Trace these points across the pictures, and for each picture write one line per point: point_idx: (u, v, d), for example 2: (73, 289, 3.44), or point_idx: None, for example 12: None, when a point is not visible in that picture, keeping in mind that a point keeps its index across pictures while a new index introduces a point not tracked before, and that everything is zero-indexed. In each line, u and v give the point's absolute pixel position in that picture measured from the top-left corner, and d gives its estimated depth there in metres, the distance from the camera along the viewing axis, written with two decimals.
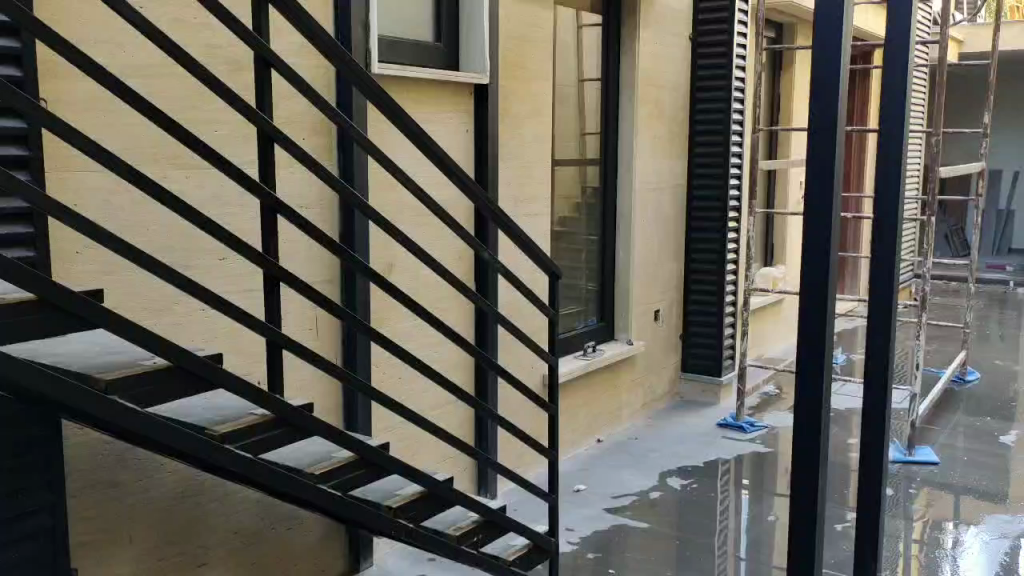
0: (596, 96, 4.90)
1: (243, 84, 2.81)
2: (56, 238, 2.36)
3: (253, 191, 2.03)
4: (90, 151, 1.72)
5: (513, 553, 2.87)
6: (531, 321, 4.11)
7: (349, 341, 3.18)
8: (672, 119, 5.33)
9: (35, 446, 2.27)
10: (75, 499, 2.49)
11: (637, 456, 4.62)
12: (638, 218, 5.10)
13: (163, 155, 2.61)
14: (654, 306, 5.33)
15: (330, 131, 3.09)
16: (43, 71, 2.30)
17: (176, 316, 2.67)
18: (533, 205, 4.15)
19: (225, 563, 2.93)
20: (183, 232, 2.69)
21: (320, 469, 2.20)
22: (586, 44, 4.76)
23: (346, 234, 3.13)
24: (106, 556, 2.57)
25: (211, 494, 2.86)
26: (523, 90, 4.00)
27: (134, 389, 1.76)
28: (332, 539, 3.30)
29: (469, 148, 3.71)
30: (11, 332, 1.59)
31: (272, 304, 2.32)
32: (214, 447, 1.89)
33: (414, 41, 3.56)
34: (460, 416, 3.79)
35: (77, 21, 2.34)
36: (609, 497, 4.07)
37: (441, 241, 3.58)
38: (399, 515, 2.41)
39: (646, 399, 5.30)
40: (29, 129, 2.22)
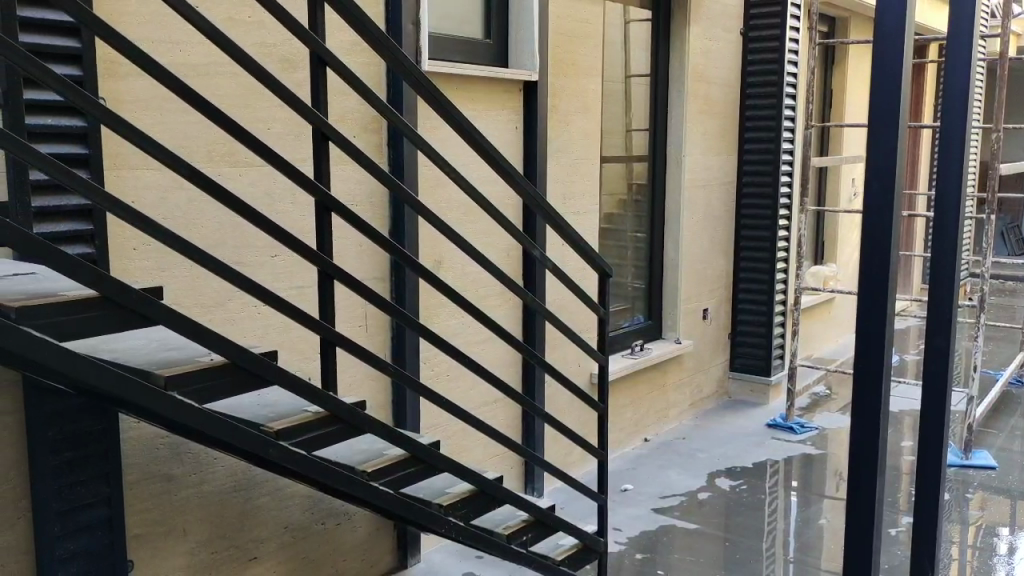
0: (645, 92, 4.86)
1: (297, 81, 2.83)
2: (114, 235, 2.40)
3: (309, 188, 2.04)
4: (151, 151, 1.74)
5: (563, 553, 2.87)
6: (579, 319, 4.10)
7: (399, 338, 3.20)
8: (721, 115, 5.27)
9: (93, 439, 2.31)
10: (131, 492, 2.52)
11: (685, 456, 4.57)
12: (686, 216, 5.05)
13: (218, 153, 2.64)
14: (702, 305, 5.28)
15: (381, 127, 3.10)
16: (102, 71, 2.34)
17: (230, 312, 2.70)
18: (582, 202, 4.13)
19: (276, 557, 2.96)
20: (237, 228, 2.72)
21: (373, 466, 2.21)
22: (634, 39, 4.72)
23: (397, 231, 3.14)
24: (160, 548, 2.60)
25: (263, 489, 2.89)
26: (572, 86, 3.98)
27: (193, 386, 1.78)
28: (380, 535, 3.32)
29: (518, 144, 3.70)
30: (75, 329, 1.61)
31: (326, 300, 2.33)
32: (271, 445, 1.91)
33: (464, 38, 3.56)
34: (507, 415, 3.79)
35: (135, 20, 2.38)
36: (656, 497, 4.04)
37: (490, 238, 3.58)
38: (450, 514, 2.41)
39: (693, 398, 5.25)
40: (89, 126, 2.26)
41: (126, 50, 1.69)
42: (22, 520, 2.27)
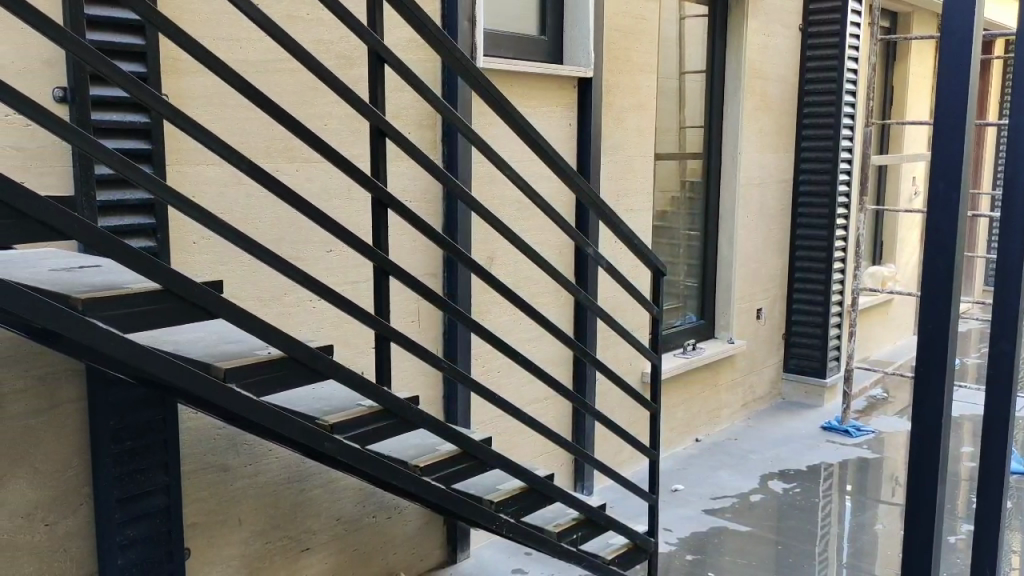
0: (700, 89, 4.81)
1: (353, 78, 2.85)
2: (175, 229, 2.45)
3: (366, 184, 2.05)
4: (212, 147, 1.76)
5: (613, 552, 2.85)
6: (631, 317, 4.07)
7: (451, 334, 3.21)
8: (779, 112, 5.19)
9: (153, 430, 2.36)
10: (188, 481, 2.57)
11: (737, 457, 4.52)
12: (741, 214, 4.99)
13: (276, 148, 2.67)
14: (756, 304, 5.21)
15: (436, 123, 3.11)
16: (166, 68, 2.39)
17: (286, 306, 2.73)
18: (636, 199, 4.10)
19: (328, 549, 2.99)
20: (294, 223, 2.75)
21: (424, 461, 2.22)
22: (689, 35, 4.67)
23: (450, 227, 3.15)
24: (215, 537, 2.64)
25: (316, 481, 2.93)
26: (627, 83, 3.95)
27: (251, 379, 1.80)
28: (430, 528, 3.35)
29: (571, 141, 3.69)
30: (136, 320, 1.64)
31: (381, 295, 2.35)
32: (325, 438, 1.93)
33: (519, 34, 3.56)
34: (557, 412, 3.78)
35: (198, 19, 2.42)
36: (708, 498, 4.00)
37: (543, 234, 3.58)
38: (500, 510, 2.41)
39: (746, 398, 5.19)
40: (151, 122, 2.30)
41: (189, 46, 1.71)
42: (84, 506, 2.33)
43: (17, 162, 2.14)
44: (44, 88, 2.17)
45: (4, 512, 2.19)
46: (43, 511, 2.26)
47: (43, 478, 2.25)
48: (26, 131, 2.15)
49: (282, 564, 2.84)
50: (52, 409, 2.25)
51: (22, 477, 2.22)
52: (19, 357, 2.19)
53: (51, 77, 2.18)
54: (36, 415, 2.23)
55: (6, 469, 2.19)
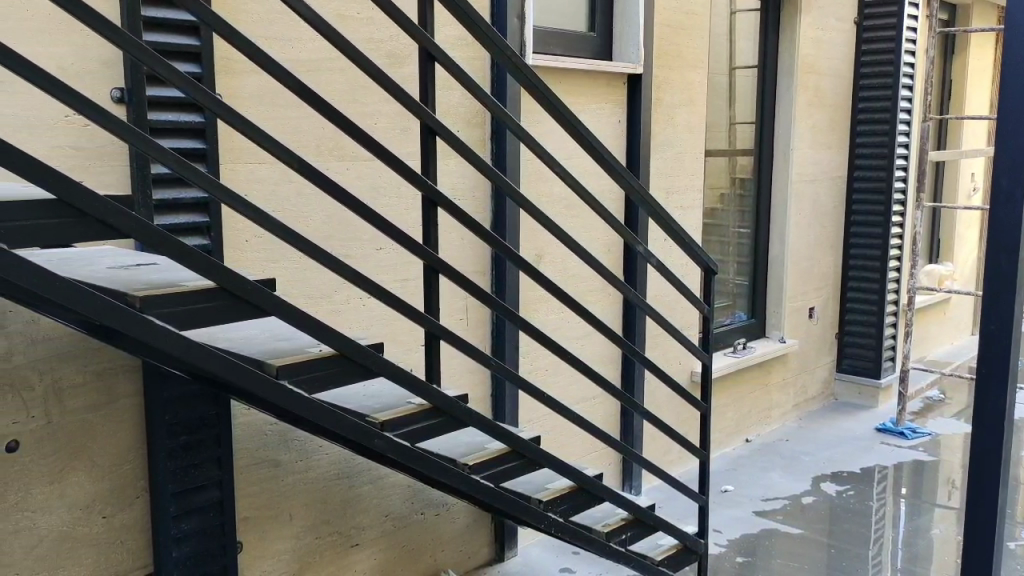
0: (751, 84, 4.75)
1: (404, 76, 2.87)
2: (230, 227, 2.48)
3: (416, 182, 2.05)
4: (266, 146, 1.78)
5: (661, 553, 2.83)
6: (681, 316, 4.02)
7: (499, 332, 3.21)
8: (833, 107, 5.10)
9: (207, 425, 2.40)
10: (240, 476, 2.60)
11: (788, 458, 4.45)
12: (793, 211, 4.91)
13: (327, 146, 2.69)
14: (808, 303, 5.12)
15: (485, 121, 3.11)
16: (221, 68, 2.42)
17: (337, 303, 2.75)
18: (686, 196, 4.05)
19: (377, 545, 3.01)
20: (344, 220, 2.77)
21: (473, 459, 2.22)
22: (740, 30, 4.61)
23: (498, 224, 3.15)
24: (267, 531, 2.68)
25: (366, 477, 2.95)
26: (678, 78, 3.91)
27: (303, 375, 1.82)
28: (477, 526, 3.35)
29: (620, 138, 3.66)
30: (195, 317, 1.66)
31: (432, 293, 2.35)
32: (375, 435, 1.94)
33: (568, 31, 3.54)
34: (605, 411, 3.76)
35: (253, 19, 2.45)
36: (759, 499, 3.94)
37: (592, 231, 3.56)
38: (549, 509, 2.41)
39: (798, 398, 5.11)
40: (206, 121, 2.33)
41: (243, 46, 1.73)
42: (139, 500, 2.38)
43: (77, 161, 2.19)
44: (104, 89, 2.21)
45: (63, 505, 2.24)
46: (101, 504, 2.31)
47: (102, 470, 2.30)
48: (86, 130, 2.20)
49: (332, 559, 2.87)
50: (110, 404, 2.30)
51: (81, 470, 2.26)
52: (78, 352, 2.24)
53: (110, 77, 2.22)
54: (94, 409, 2.27)
55: (66, 462, 2.24)
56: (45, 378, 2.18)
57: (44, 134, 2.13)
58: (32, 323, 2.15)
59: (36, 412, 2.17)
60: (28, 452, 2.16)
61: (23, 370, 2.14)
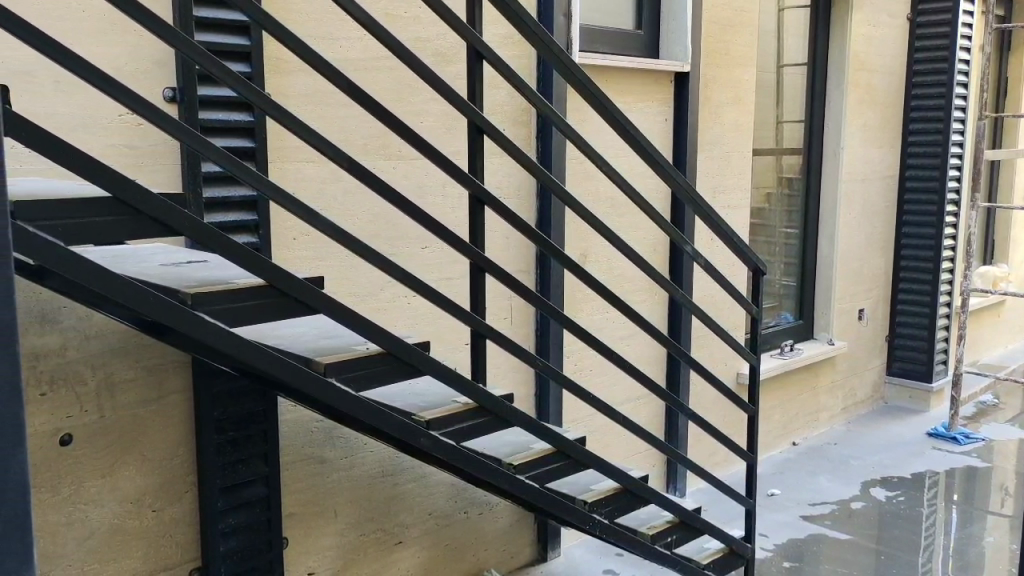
0: (800, 81, 4.68)
1: (451, 74, 2.86)
2: (278, 225, 2.50)
3: (464, 181, 2.04)
4: (316, 144, 1.78)
5: (707, 556, 2.80)
6: (728, 317, 3.98)
7: (543, 332, 3.20)
8: (884, 105, 5.00)
9: (255, 420, 2.42)
10: (287, 472, 2.62)
11: (837, 462, 4.38)
12: (843, 211, 4.83)
13: (374, 145, 2.70)
14: (857, 305, 5.03)
15: (531, 119, 3.10)
16: (270, 67, 2.44)
17: (382, 301, 2.76)
18: (733, 196, 4.00)
19: (421, 543, 3.02)
20: (391, 218, 2.78)
21: (519, 459, 2.21)
22: (789, 27, 4.54)
23: (543, 222, 3.14)
24: (313, 527, 2.70)
25: (410, 475, 2.95)
26: (726, 76, 3.86)
27: (351, 372, 1.82)
28: (521, 526, 3.35)
29: (667, 136, 3.63)
30: (245, 314, 1.67)
31: (478, 291, 2.34)
32: (420, 433, 1.94)
33: (615, 29, 3.52)
34: (650, 411, 3.73)
35: (302, 18, 2.46)
36: (806, 504, 3.88)
37: (638, 230, 3.53)
38: (594, 511, 2.38)
39: (846, 402, 5.02)
40: (255, 120, 2.34)
41: (294, 45, 1.73)
42: (188, 494, 2.41)
43: (131, 160, 2.22)
44: (156, 88, 2.24)
45: (114, 498, 2.27)
46: (150, 497, 2.34)
47: (152, 465, 2.33)
48: (139, 129, 2.22)
49: (376, 556, 2.88)
50: (160, 398, 2.33)
51: (131, 464, 2.30)
52: (129, 348, 2.27)
53: (162, 77, 2.25)
54: (145, 404, 2.30)
55: (118, 456, 2.27)
56: (98, 373, 2.21)
57: (99, 133, 2.16)
58: (86, 320, 2.18)
59: (89, 406, 2.21)
60: (81, 445, 2.20)
61: (77, 365, 2.18)
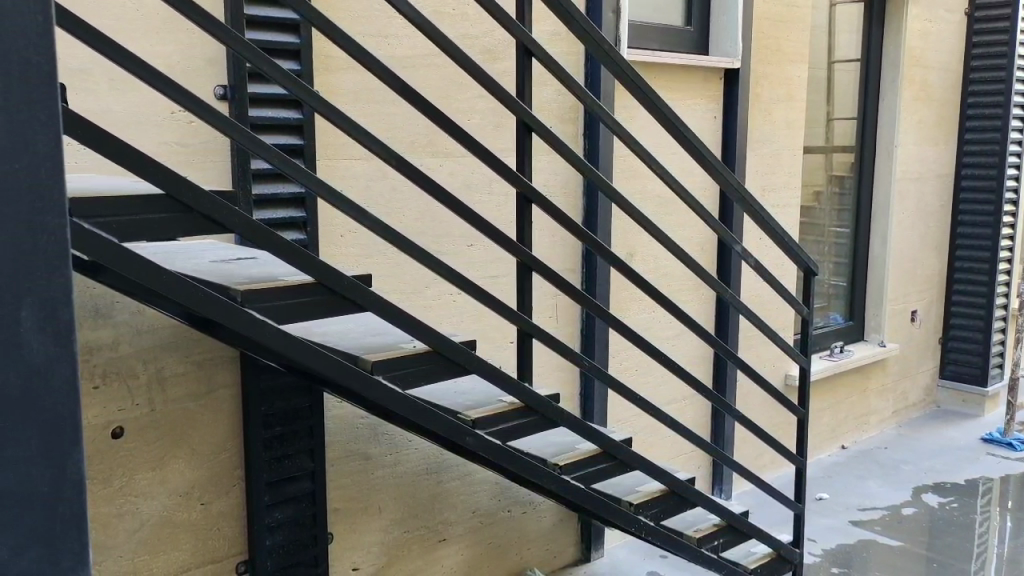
0: (852, 77, 4.59)
1: (499, 71, 2.85)
2: (327, 222, 2.51)
3: (512, 179, 2.02)
4: (364, 142, 1.78)
5: (754, 561, 2.75)
6: (777, 317, 3.92)
7: (589, 331, 3.18)
8: (939, 102, 4.89)
9: (301, 416, 2.43)
10: (333, 468, 2.63)
11: (887, 467, 4.29)
12: (896, 209, 4.72)
13: (421, 142, 2.70)
14: (910, 306, 4.93)
15: (579, 116, 3.08)
16: (319, 65, 2.45)
17: (428, 299, 2.76)
18: (784, 194, 3.94)
19: (465, 541, 3.02)
20: (438, 215, 2.78)
21: (565, 459, 2.19)
22: (841, 23, 4.46)
23: (590, 219, 3.11)
24: (358, 522, 2.71)
25: (454, 472, 2.95)
26: (778, 73, 3.80)
27: (398, 370, 1.82)
28: (565, 525, 3.33)
29: (716, 134, 3.58)
30: (294, 311, 1.67)
31: (525, 290, 2.33)
32: (466, 432, 1.93)
33: (664, 26, 3.49)
34: (696, 412, 3.69)
35: (352, 15, 2.47)
36: (855, 508, 3.81)
37: (687, 228, 3.49)
38: (641, 512, 2.36)
39: (898, 405, 4.92)
40: (304, 118, 2.35)
41: (344, 43, 1.73)
42: (235, 488, 2.43)
43: (182, 157, 2.25)
44: (208, 86, 2.27)
45: (164, 491, 2.30)
46: (199, 491, 2.37)
47: (201, 459, 2.36)
48: (190, 126, 2.25)
49: (419, 552, 2.88)
50: (209, 393, 2.35)
51: (181, 457, 2.32)
52: (179, 343, 2.29)
53: (214, 75, 2.28)
54: (194, 398, 2.33)
55: (167, 450, 2.30)
56: (148, 368, 2.24)
57: (152, 130, 2.19)
58: (139, 314, 2.21)
59: (141, 400, 2.24)
60: (132, 439, 2.23)
61: (128, 360, 2.21)
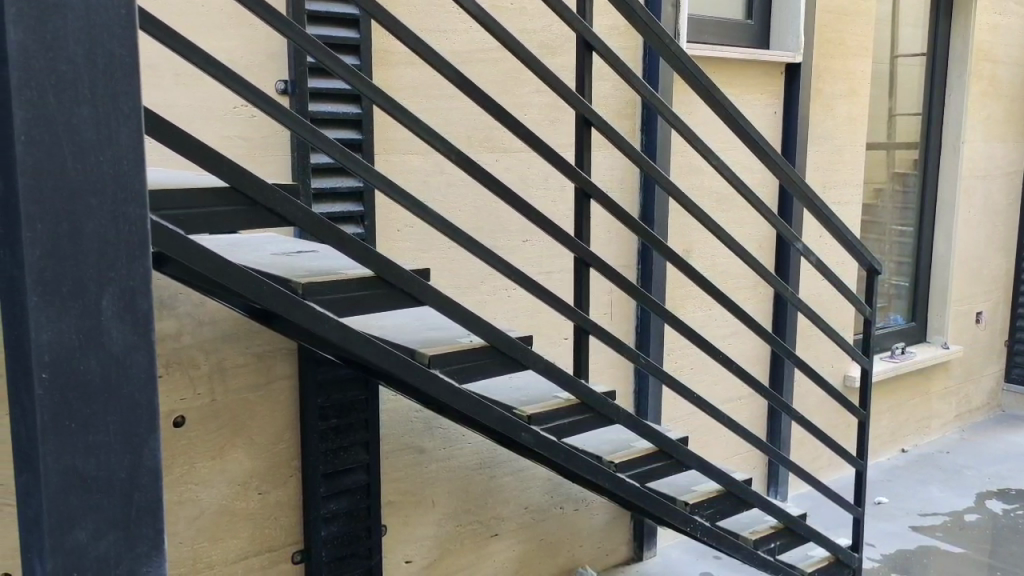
0: (917, 72, 4.48)
1: (557, 66, 2.84)
2: (384, 216, 2.52)
3: (569, 174, 2.01)
4: (423, 136, 1.77)
5: (811, 564, 2.71)
6: (837, 316, 3.84)
7: (644, 328, 3.15)
8: (1009, 97, 4.75)
9: (356, 409, 2.46)
10: (387, 461, 2.65)
11: (949, 472, 4.18)
12: (961, 207, 4.60)
13: (478, 136, 2.70)
14: (975, 307, 4.80)
15: (636, 110, 3.05)
16: (378, 59, 2.46)
17: (484, 293, 2.76)
18: (845, 191, 3.86)
19: (516, 536, 3.02)
20: (495, 210, 2.78)
21: (619, 457, 2.18)
22: (905, 16, 4.35)
23: (646, 214, 3.08)
24: (411, 515, 2.72)
25: (507, 468, 2.95)
26: (840, 67, 3.72)
27: (454, 365, 1.82)
28: (617, 523, 3.31)
29: (775, 129, 3.52)
30: (354, 304, 1.68)
31: (581, 286, 2.31)
32: (522, 428, 1.92)
33: (724, 19, 3.44)
34: (753, 411, 3.64)
35: (412, 9, 2.47)
36: (916, 514, 3.72)
37: (745, 224, 3.44)
38: (696, 512, 2.33)
39: (961, 408, 4.80)
40: (363, 113, 2.36)
41: (404, 36, 1.73)
42: (292, 478, 2.46)
43: (244, 151, 2.28)
44: (269, 81, 2.29)
45: (223, 479, 2.34)
46: (256, 480, 2.40)
47: (260, 448, 2.39)
48: (252, 121, 2.28)
49: (471, 547, 2.89)
50: (267, 384, 2.39)
51: (240, 447, 2.36)
52: (239, 335, 2.33)
53: (275, 70, 2.30)
54: (253, 389, 2.36)
55: (227, 439, 2.33)
56: (209, 358, 2.28)
57: (214, 124, 2.22)
58: (200, 306, 2.24)
59: (201, 389, 2.28)
60: (193, 427, 2.27)
61: (189, 350, 2.24)
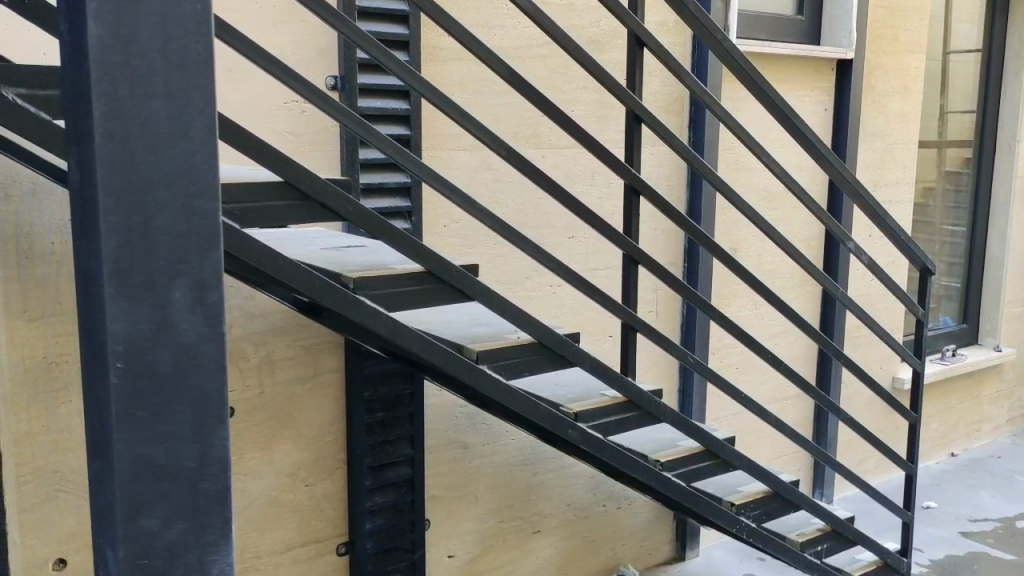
0: (971, 69, 4.39)
1: (606, 62, 2.82)
2: (431, 211, 2.53)
3: (618, 170, 1.99)
4: (474, 131, 1.77)
5: (858, 569, 2.67)
6: (887, 317, 3.78)
7: (689, 325, 3.12)
8: None
9: (402, 403, 2.47)
10: (431, 455, 2.66)
11: (1000, 477, 4.09)
12: (1016, 207, 4.50)
13: (526, 132, 2.70)
14: None
15: (684, 107, 3.03)
16: (427, 55, 2.47)
17: (530, 289, 2.76)
18: (897, 190, 3.79)
19: (559, 534, 3.01)
20: (542, 206, 2.78)
21: (665, 456, 2.16)
22: (961, 11, 4.26)
23: (693, 211, 3.06)
24: (454, 510, 2.73)
25: (550, 465, 2.95)
26: (892, 64, 3.66)
27: (501, 361, 1.81)
28: (660, 523, 3.29)
29: (826, 126, 3.47)
30: (404, 299, 1.69)
31: (629, 283, 2.30)
32: (568, 425, 1.91)
33: (774, 14, 3.39)
34: (799, 411, 3.60)
35: (461, 6, 2.48)
36: (966, 519, 3.65)
37: (793, 221, 3.40)
38: (742, 513, 2.31)
39: (1013, 412, 4.69)
40: (411, 109, 2.37)
41: (456, 31, 1.73)
42: (339, 471, 2.49)
43: (295, 145, 2.30)
44: (320, 77, 2.31)
45: (272, 470, 2.37)
46: (304, 472, 2.43)
47: (308, 440, 2.42)
48: (303, 116, 2.30)
49: (513, 543, 2.90)
50: (315, 376, 2.41)
51: (288, 439, 2.39)
52: (289, 327, 2.35)
53: (326, 66, 2.32)
54: (302, 381, 2.39)
55: (276, 430, 2.36)
56: (260, 351, 2.31)
57: (267, 119, 2.25)
58: (251, 298, 2.27)
59: (252, 381, 2.30)
60: (243, 418, 2.30)
61: (240, 343, 2.27)
